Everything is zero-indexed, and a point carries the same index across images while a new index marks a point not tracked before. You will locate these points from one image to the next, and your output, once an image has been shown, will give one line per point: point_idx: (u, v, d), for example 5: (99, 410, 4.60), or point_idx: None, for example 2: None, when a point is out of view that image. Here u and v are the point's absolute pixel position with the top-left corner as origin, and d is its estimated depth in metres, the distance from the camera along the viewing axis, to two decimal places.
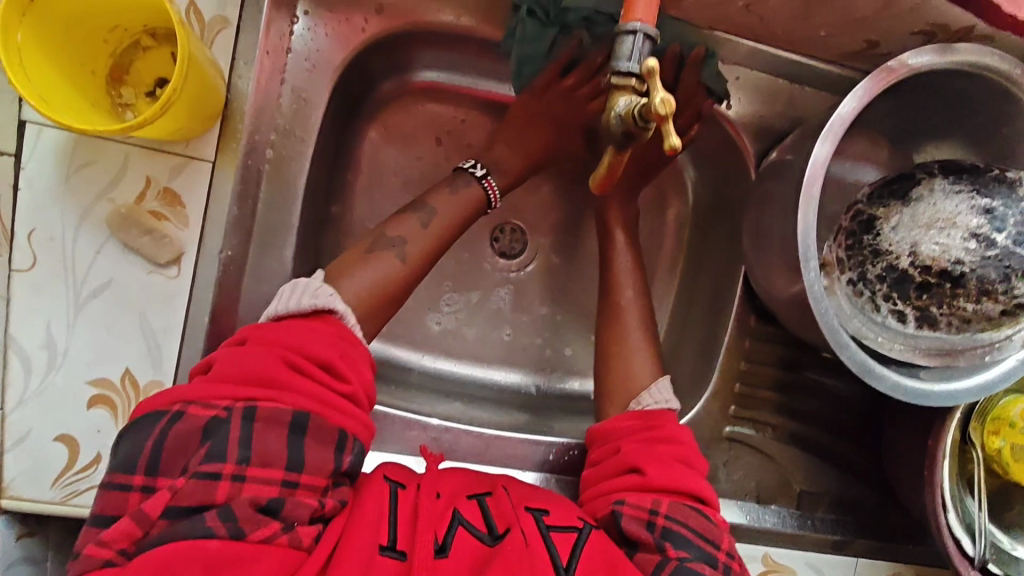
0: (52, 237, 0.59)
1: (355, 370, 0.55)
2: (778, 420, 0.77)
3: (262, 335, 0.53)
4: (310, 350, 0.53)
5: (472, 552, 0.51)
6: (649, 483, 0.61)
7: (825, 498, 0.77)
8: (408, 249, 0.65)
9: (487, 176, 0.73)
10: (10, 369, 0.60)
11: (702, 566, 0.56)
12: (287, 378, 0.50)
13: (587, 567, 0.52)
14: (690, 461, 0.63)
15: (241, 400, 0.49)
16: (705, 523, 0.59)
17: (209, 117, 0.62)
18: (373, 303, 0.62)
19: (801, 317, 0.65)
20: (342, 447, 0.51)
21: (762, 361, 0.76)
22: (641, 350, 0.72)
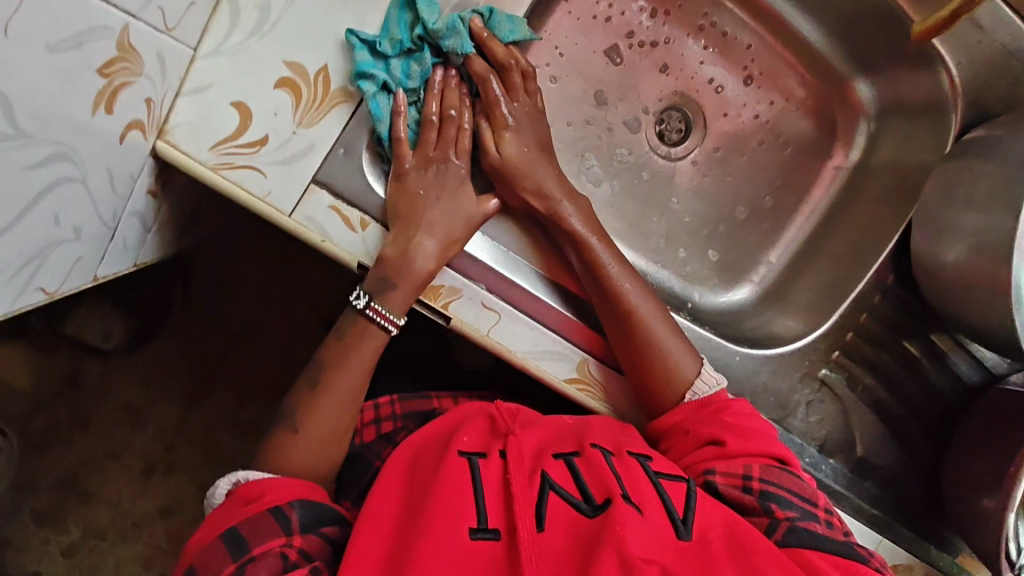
0: None
1: (275, 489, 0.56)
2: (869, 381, 0.78)
3: (218, 514, 0.56)
4: (236, 509, 0.55)
5: (568, 522, 0.53)
6: (728, 451, 0.63)
7: (879, 473, 0.79)
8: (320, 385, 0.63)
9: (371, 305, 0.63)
10: (218, 14, 0.57)
11: (811, 523, 0.59)
12: (228, 518, 0.54)
13: (703, 524, 0.55)
14: (760, 427, 0.66)
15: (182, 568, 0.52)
16: (796, 483, 0.62)
17: None
18: (309, 462, 0.60)
19: (966, 281, 0.66)
20: (286, 518, 0.54)
21: (879, 322, 0.77)
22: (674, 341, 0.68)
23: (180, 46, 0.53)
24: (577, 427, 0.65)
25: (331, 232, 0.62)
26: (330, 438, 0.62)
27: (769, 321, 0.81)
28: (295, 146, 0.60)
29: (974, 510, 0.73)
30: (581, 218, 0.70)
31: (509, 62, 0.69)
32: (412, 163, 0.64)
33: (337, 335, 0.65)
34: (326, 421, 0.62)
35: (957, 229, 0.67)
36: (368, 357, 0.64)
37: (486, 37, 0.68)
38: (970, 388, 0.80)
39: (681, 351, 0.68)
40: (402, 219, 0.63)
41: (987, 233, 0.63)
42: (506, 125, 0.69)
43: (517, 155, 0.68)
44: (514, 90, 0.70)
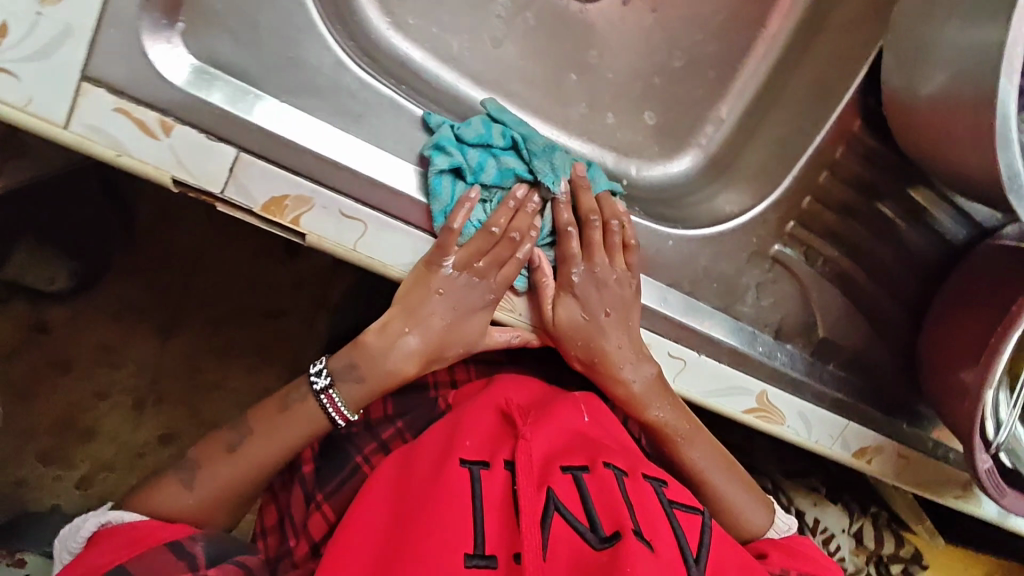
0: None
1: (166, 528, 0.52)
2: (832, 254, 0.67)
3: (88, 555, 0.50)
4: (116, 544, 0.50)
5: (573, 547, 0.50)
6: (768, 562, 0.61)
7: (845, 352, 0.69)
8: (248, 445, 0.58)
9: (330, 392, 0.58)
10: None
11: None
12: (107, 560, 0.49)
13: (715, 563, 0.52)
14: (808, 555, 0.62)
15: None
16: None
17: None
18: (212, 505, 0.56)
19: (942, 119, 0.52)
20: (187, 549, 0.51)
21: (844, 179, 0.65)
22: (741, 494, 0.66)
23: None
24: (588, 434, 0.63)
25: (126, 143, 0.48)
26: (227, 488, 0.57)
27: (714, 196, 0.70)
28: (46, 32, 0.45)
29: (948, 384, 0.63)
30: (718, 462, 0.66)
31: (591, 216, 0.60)
32: (456, 266, 0.57)
33: (280, 410, 0.59)
34: (223, 487, 0.57)
35: (935, 52, 0.51)
36: (293, 437, 0.58)
37: (584, 183, 0.61)
38: (953, 248, 0.68)
39: (744, 496, 0.66)
40: (409, 309, 0.57)
41: (975, 50, 0.48)
42: (573, 286, 0.60)
43: (642, 388, 0.61)
44: (592, 247, 0.60)
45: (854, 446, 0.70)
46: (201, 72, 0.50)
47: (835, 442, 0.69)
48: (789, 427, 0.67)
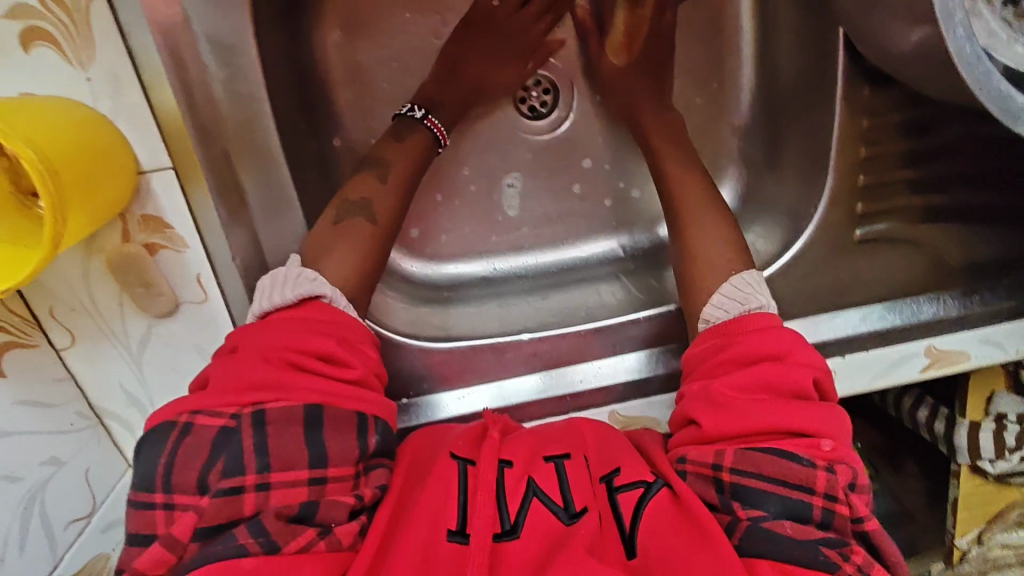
0: (73, 306, 0.55)
1: (358, 356, 0.50)
2: (917, 199, 0.63)
3: (263, 334, 0.47)
4: (314, 344, 0.47)
5: (543, 526, 0.44)
6: (730, 430, 0.48)
7: (988, 267, 0.64)
8: (388, 189, 0.61)
9: (429, 118, 0.66)
10: (115, 434, 0.61)
11: (783, 525, 0.43)
12: (291, 378, 0.45)
13: (654, 533, 0.44)
14: (785, 379, 0.48)
15: (248, 406, 0.44)
16: (786, 465, 0.45)
17: (123, 164, 0.49)
18: (359, 275, 0.56)
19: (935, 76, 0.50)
20: (365, 429, 0.47)
21: (886, 115, 0.60)
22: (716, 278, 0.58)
23: (113, 490, 0.59)
24: (577, 428, 0.54)
25: None
26: (372, 269, 0.57)
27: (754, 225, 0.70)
28: None
29: None
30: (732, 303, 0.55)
31: None
32: None
33: (397, 138, 0.64)
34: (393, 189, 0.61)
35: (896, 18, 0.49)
36: (408, 161, 0.63)
37: None
38: None
39: (721, 270, 0.58)
40: None
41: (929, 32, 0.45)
42: None
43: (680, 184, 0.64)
44: None
45: None
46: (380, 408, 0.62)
47: None
48: (978, 356, 0.64)
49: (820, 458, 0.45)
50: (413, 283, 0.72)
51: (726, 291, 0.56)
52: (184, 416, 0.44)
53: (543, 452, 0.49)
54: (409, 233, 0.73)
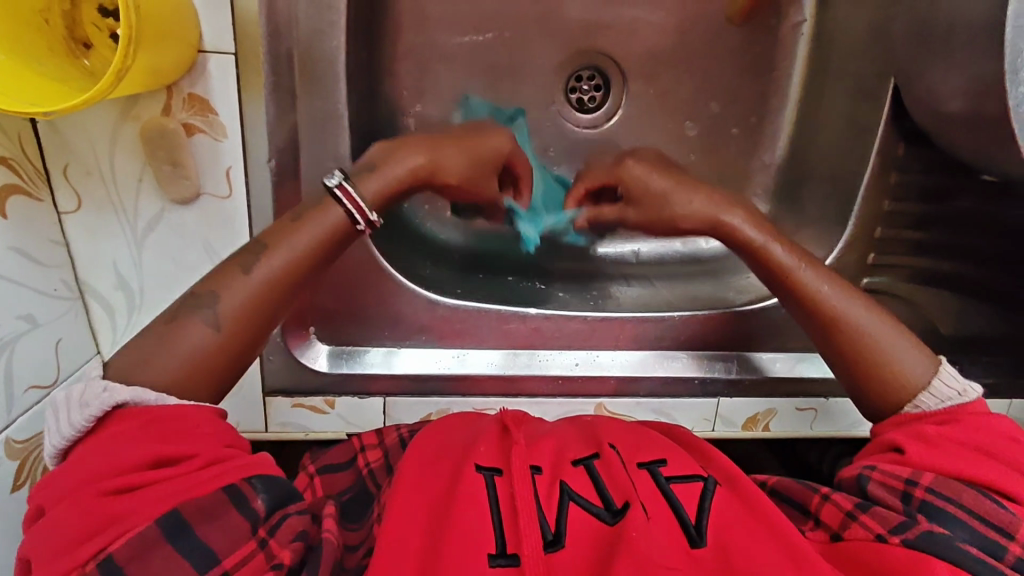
0: (89, 170, 0.53)
1: (200, 438, 0.42)
2: (921, 262, 0.65)
3: (87, 470, 0.39)
4: (135, 456, 0.39)
5: (590, 533, 0.45)
6: (907, 459, 0.48)
7: (970, 341, 0.68)
8: (265, 263, 0.48)
9: (344, 184, 0.51)
10: (93, 314, 0.58)
11: (969, 546, 0.42)
12: (124, 505, 0.37)
13: (719, 526, 0.46)
14: (1004, 454, 0.47)
15: (89, 560, 0.35)
16: (985, 504, 0.44)
17: (189, 38, 0.49)
18: (199, 370, 0.45)
19: (977, 142, 0.53)
20: (243, 501, 0.40)
21: (915, 175, 0.63)
22: (906, 347, 0.54)
23: (78, 372, 0.56)
24: (610, 425, 0.57)
25: (317, 423, 0.65)
26: (212, 361, 0.45)
27: None
28: None
29: None
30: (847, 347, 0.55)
31: None
32: None
33: (291, 219, 0.50)
34: (292, 259, 0.49)
35: (954, 76, 0.52)
36: (320, 234, 0.50)
37: None
38: None
39: (902, 340, 0.54)
40: None
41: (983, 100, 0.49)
42: None
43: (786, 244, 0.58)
44: None
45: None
46: (337, 351, 0.64)
47: None
48: None
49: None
50: (424, 238, 0.71)
51: (942, 376, 0.52)
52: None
53: (569, 458, 0.51)
54: (434, 191, 0.72)
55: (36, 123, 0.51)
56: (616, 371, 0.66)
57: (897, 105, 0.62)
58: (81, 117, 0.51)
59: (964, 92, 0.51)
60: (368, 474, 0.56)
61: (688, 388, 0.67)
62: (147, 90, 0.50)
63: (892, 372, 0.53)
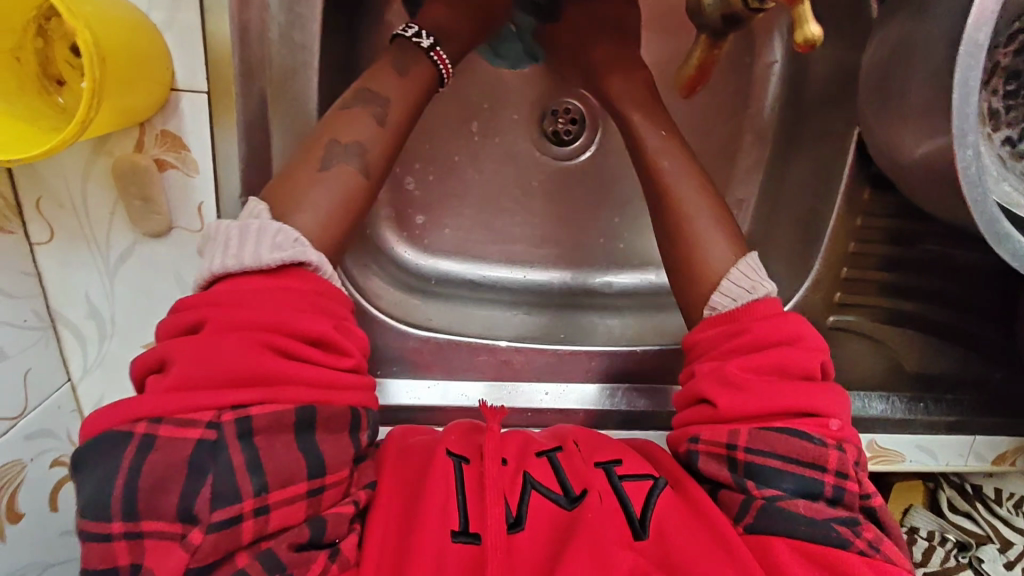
0: (61, 203, 0.54)
1: (350, 337, 0.47)
2: (888, 302, 0.67)
3: (240, 313, 0.42)
4: (309, 328, 0.44)
5: (548, 522, 0.46)
6: (719, 415, 0.50)
7: (935, 379, 0.69)
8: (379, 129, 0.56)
9: (437, 48, 0.62)
10: (64, 342, 0.58)
11: (796, 502, 0.46)
12: (273, 374, 0.41)
13: (663, 517, 0.47)
14: (793, 362, 0.50)
15: (227, 408, 0.40)
16: (799, 444, 0.47)
17: (159, 78, 0.49)
18: (348, 211, 0.52)
19: (933, 191, 0.54)
20: (357, 428, 0.45)
21: (880, 220, 0.65)
22: (713, 228, 0.58)
23: (48, 400, 0.56)
24: (572, 430, 0.58)
25: None
26: (354, 203, 0.53)
27: None
28: None
29: None
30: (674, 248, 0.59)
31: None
32: None
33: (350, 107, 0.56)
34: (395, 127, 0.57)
35: (911, 128, 0.53)
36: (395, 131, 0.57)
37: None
38: None
39: (716, 215, 0.59)
40: None
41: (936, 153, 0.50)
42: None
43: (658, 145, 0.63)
44: None
45: (990, 454, 0.73)
46: None
47: (967, 456, 0.72)
48: (911, 460, 0.71)
49: (830, 437, 0.48)
50: (402, 268, 0.72)
51: (736, 273, 0.55)
52: (139, 425, 0.39)
53: (533, 449, 0.52)
54: (413, 219, 0.74)
55: None
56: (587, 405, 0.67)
57: (860, 152, 0.64)
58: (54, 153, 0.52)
59: (919, 141, 0.52)
60: None
61: (659, 418, 0.67)
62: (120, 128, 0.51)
63: (695, 243, 0.58)
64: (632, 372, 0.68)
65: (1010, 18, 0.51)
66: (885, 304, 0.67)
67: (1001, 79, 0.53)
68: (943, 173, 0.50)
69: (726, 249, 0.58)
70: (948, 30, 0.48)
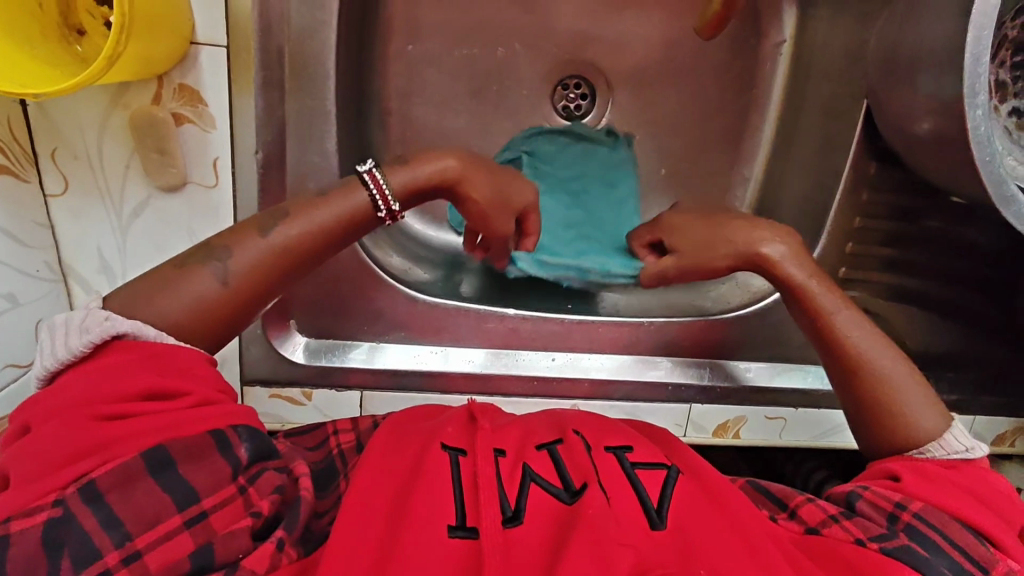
0: (76, 155, 0.54)
1: (200, 379, 0.44)
2: (891, 278, 0.67)
3: (77, 398, 0.40)
4: (135, 384, 0.41)
5: (549, 512, 0.46)
6: (903, 484, 0.49)
7: (937, 358, 0.70)
8: (285, 230, 0.48)
9: (373, 170, 0.52)
10: (74, 297, 0.58)
11: (943, 570, 0.43)
12: (110, 434, 0.39)
13: (679, 514, 0.47)
14: (992, 499, 0.48)
15: (71, 483, 0.37)
16: (968, 539, 0.45)
17: (182, 29, 0.50)
18: (205, 318, 0.46)
19: (941, 160, 0.55)
20: (228, 445, 0.42)
21: (886, 195, 0.66)
22: (918, 397, 0.54)
23: None
24: (586, 420, 0.58)
25: (295, 414, 0.66)
26: (223, 314, 0.46)
27: None
28: None
29: None
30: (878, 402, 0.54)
31: None
32: None
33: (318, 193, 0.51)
34: (310, 242, 0.49)
35: (919, 98, 0.54)
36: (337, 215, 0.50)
37: None
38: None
39: (919, 393, 0.54)
40: None
41: (944, 121, 0.51)
42: None
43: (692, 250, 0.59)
44: None
45: (990, 434, 0.73)
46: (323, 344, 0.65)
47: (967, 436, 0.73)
48: None
49: (1009, 564, 0.44)
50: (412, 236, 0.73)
51: (955, 431, 0.52)
52: None
53: (534, 442, 0.52)
54: None
55: (27, 107, 0.52)
56: (592, 375, 0.67)
57: (869, 124, 0.64)
58: (71, 104, 0.52)
59: (929, 111, 0.53)
60: (339, 453, 0.54)
61: (661, 393, 0.68)
62: (139, 79, 0.51)
63: (906, 420, 0.53)
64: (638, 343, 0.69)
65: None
66: (888, 281, 0.67)
67: (1009, 52, 0.55)
68: (951, 140, 0.51)
69: (932, 414, 0.53)
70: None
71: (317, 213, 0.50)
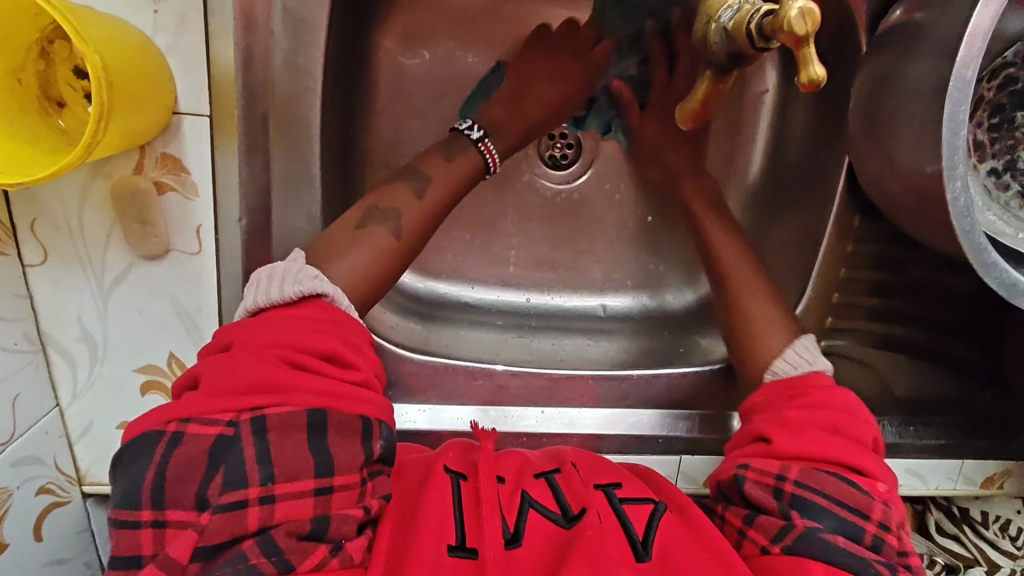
0: (56, 225, 0.53)
1: (362, 358, 0.47)
2: (876, 327, 0.69)
3: (262, 335, 0.44)
4: (316, 344, 0.45)
5: (545, 539, 0.46)
6: (775, 450, 0.52)
7: (925, 404, 0.70)
8: (427, 198, 0.60)
9: (485, 140, 0.65)
10: (54, 366, 0.57)
11: (837, 537, 0.47)
12: (292, 381, 0.42)
13: (666, 544, 0.47)
14: (849, 427, 0.53)
15: (245, 411, 0.41)
16: (844, 488, 0.49)
17: (162, 103, 0.49)
18: (373, 282, 0.54)
19: (923, 220, 0.55)
20: (368, 436, 0.44)
21: (868, 246, 0.67)
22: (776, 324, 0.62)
23: (36, 426, 0.55)
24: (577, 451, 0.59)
25: None
26: (382, 276, 0.55)
27: None
28: None
29: None
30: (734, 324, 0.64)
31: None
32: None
33: (445, 155, 0.63)
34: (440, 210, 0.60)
35: (900, 160, 0.55)
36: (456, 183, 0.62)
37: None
38: None
39: (772, 319, 0.62)
40: None
41: (924, 187, 0.52)
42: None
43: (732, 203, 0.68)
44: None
45: (979, 478, 0.73)
46: None
47: (956, 480, 0.73)
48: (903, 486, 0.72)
49: (878, 492, 0.50)
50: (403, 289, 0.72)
51: (795, 347, 0.59)
52: (171, 425, 0.40)
53: (533, 470, 0.53)
54: None
55: None
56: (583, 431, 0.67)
57: (852, 179, 0.65)
58: None
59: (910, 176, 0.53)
60: None
61: (652, 445, 0.67)
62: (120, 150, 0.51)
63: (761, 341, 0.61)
64: (628, 395, 0.68)
65: (990, 54, 0.53)
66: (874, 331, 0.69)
67: (986, 113, 0.55)
68: (933, 205, 0.51)
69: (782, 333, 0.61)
70: (931, 69, 0.50)
71: (451, 181, 0.62)
